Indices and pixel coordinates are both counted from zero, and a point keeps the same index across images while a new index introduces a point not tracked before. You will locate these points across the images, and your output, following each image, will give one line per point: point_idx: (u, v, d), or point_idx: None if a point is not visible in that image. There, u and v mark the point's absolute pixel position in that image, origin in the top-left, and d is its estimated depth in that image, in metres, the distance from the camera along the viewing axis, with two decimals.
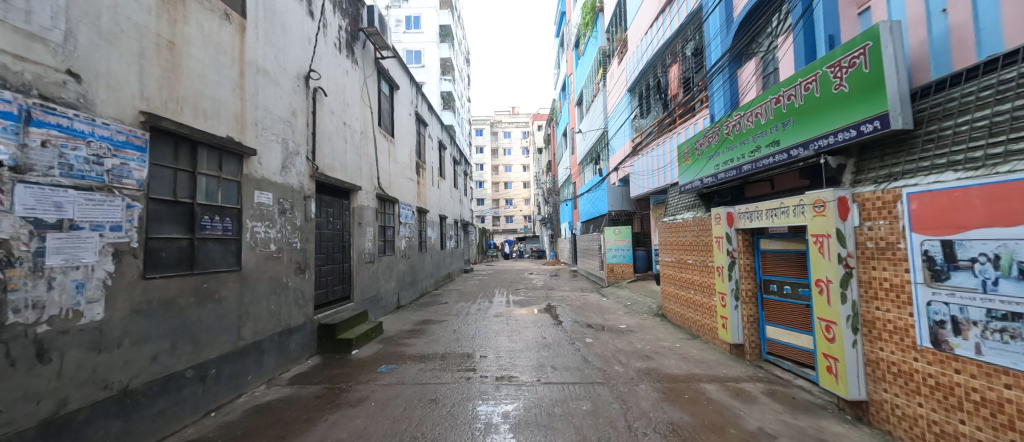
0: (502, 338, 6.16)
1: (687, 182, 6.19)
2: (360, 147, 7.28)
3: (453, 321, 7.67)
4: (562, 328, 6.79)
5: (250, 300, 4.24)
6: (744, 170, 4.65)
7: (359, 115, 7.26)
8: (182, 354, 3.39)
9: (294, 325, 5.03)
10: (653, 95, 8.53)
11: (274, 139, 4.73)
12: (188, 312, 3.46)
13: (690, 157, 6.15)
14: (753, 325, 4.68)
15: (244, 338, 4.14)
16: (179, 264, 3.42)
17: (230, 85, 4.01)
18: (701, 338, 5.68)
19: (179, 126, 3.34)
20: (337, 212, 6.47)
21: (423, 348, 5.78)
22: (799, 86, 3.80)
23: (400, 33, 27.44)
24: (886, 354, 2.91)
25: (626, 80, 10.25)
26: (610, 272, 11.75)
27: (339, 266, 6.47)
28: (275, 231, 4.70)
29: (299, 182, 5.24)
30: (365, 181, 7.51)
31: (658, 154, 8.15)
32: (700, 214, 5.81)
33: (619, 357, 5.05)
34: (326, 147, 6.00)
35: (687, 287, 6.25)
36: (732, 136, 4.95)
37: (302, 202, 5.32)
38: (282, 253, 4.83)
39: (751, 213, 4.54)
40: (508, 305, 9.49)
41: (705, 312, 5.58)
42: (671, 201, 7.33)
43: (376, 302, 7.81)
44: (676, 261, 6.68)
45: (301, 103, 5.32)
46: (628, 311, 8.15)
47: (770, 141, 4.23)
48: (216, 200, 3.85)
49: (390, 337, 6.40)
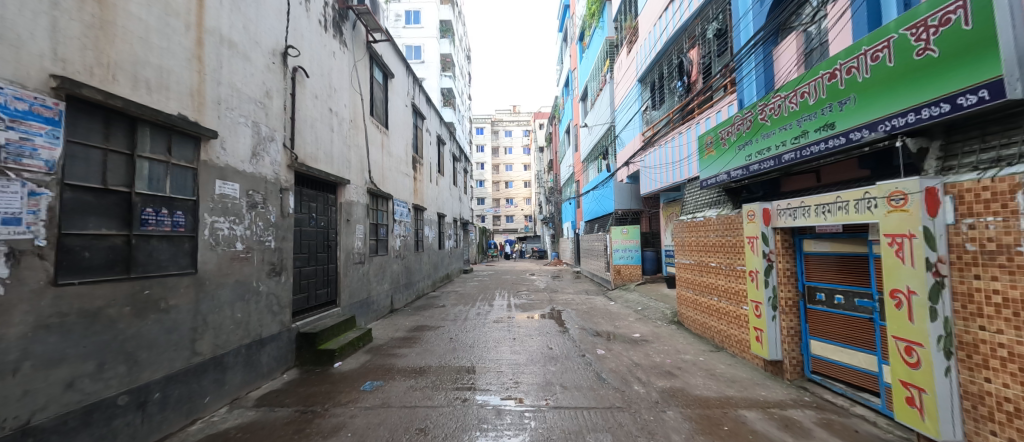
0: (504, 349, 5.51)
1: (710, 176, 5.55)
2: (348, 137, 6.64)
3: (450, 328, 7.01)
4: (569, 337, 6.16)
5: (209, 308, 3.61)
6: (785, 160, 4.03)
7: (348, 102, 6.63)
8: (114, 377, 2.77)
9: (266, 335, 4.40)
10: (668, 83, 7.92)
11: (243, 122, 4.10)
12: (122, 325, 2.83)
13: (715, 148, 5.51)
14: (794, 338, 4.05)
15: (201, 354, 3.50)
16: (110, 267, 2.80)
17: (183, 54, 3.38)
18: (727, 352, 5.06)
19: (109, 96, 2.72)
20: (322, 207, 5.84)
21: (415, 360, 5.14)
22: (862, 56, 3.16)
23: (400, 28, 26.82)
24: (997, 388, 2.28)
25: (636, 70, 9.62)
26: (617, 274, 11.09)
27: (324, 267, 5.83)
28: (242, 227, 4.06)
29: (274, 172, 4.61)
30: (354, 174, 6.87)
31: (674, 146, 7.53)
32: (726, 212, 5.19)
33: (637, 373, 4.41)
34: (308, 134, 5.37)
35: (709, 293, 5.63)
36: (769, 122, 4.33)
37: (278, 195, 4.68)
38: (252, 253, 4.19)
39: (794, 210, 3.90)
40: (509, 309, 8.83)
41: (733, 322, 4.97)
42: (687, 197, 6.69)
43: (366, 306, 7.18)
44: (695, 263, 6.06)
45: (276, 82, 4.69)
46: (639, 318, 7.50)
47: (819, 126, 3.60)
48: (165, 190, 3.22)
49: (379, 347, 5.75)
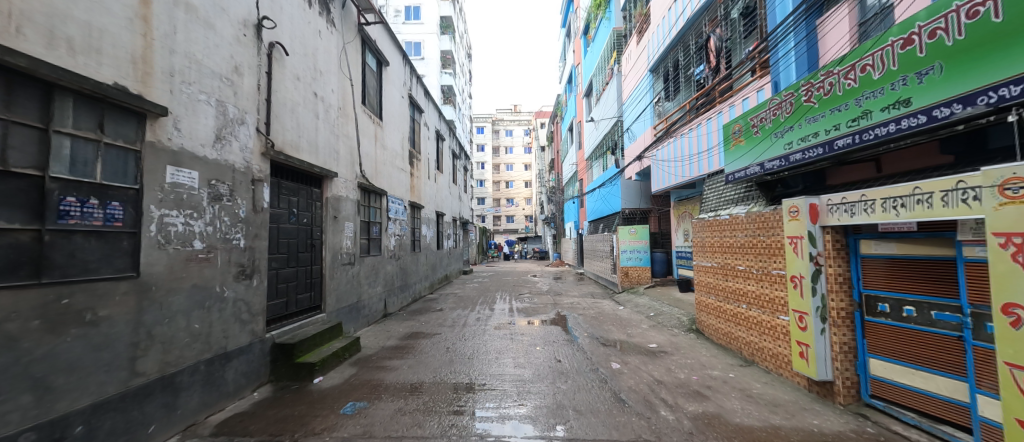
0: (507, 362, 4.88)
1: (738, 169, 4.96)
2: (336, 126, 6.04)
3: (447, 336, 6.39)
4: (578, 347, 5.56)
5: (156, 319, 3.01)
6: (838, 147, 3.46)
7: (336, 87, 6.03)
8: (14, 410, 2.18)
9: (233, 348, 3.80)
10: (685, 71, 7.33)
11: (205, 100, 3.51)
12: (28, 343, 2.23)
13: (746, 137, 4.93)
14: (848, 356, 3.47)
15: (144, 374, 2.91)
16: (12, 269, 2.21)
17: (121, 10, 2.78)
18: (760, 367, 4.48)
19: (7, 52, 2.14)
20: (304, 202, 5.24)
21: (407, 375, 4.52)
22: (953, 13, 2.56)
23: (400, 24, 26.30)
24: None
25: (647, 59, 9.03)
26: (625, 276, 10.46)
27: (306, 269, 5.23)
28: (202, 223, 3.47)
29: (244, 161, 4.00)
30: (343, 166, 6.27)
31: (691, 139, 6.94)
32: (758, 208, 4.59)
33: (662, 394, 3.81)
34: (288, 119, 4.77)
35: (735, 299, 5.05)
36: (816, 104, 3.74)
37: (249, 186, 4.08)
38: (214, 253, 3.60)
39: (850, 206, 3.31)
40: (510, 314, 8.23)
41: (768, 334, 4.39)
42: (707, 193, 6.09)
43: (356, 311, 6.58)
44: (719, 266, 5.47)
45: (248, 57, 4.09)
46: (653, 324, 6.89)
47: (887, 104, 3.02)
48: (95, 175, 2.63)
49: (367, 358, 5.16)
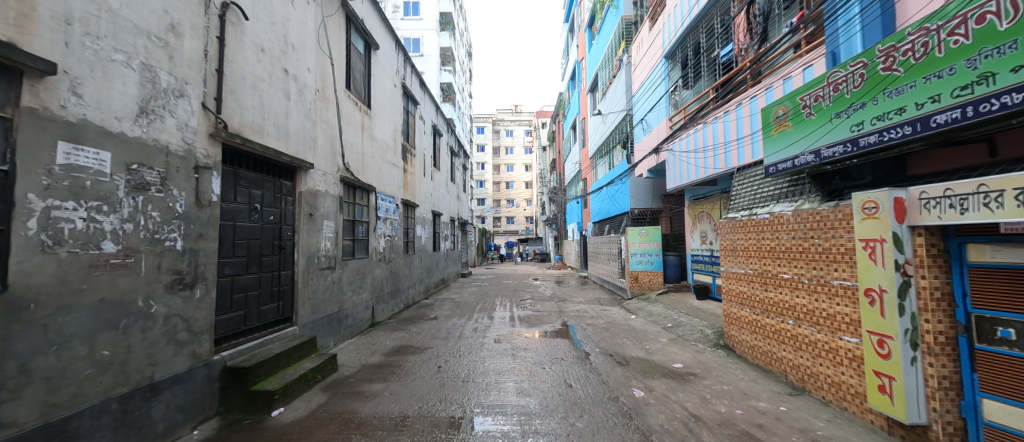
0: (509, 388, 4.08)
1: (785, 159, 4.21)
2: (314, 111, 5.27)
3: (440, 351, 5.59)
4: (591, 367, 4.77)
5: (36, 349, 2.23)
6: (934, 126, 2.69)
7: (313, 65, 5.27)
8: None
9: (165, 377, 3.01)
10: (710, 54, 6.58)
11: (122, 61, 2.74)
12: None
13: (795, 120, 4.18)
14: (950, 394, 2.68)
15: (12, 424, 2.12)
16: None
17: None
18: (814, 396, 3.71)
19: None
20: (270, 196, 4.46)
21: (387, 405, 3.72)
22: None
23: (399, 19, 25.58)
24: None
25: (661, 45, 8.29)
26: (634, 281, 9.67)
27: (271, 276, 4.44)
28: (116, 219, 2.68)
29: (184, 143, 3.22)
30: (322, 157, 5.50)
31: (718, 129, 6.16)
32: (812, 204, 3.81)
33: (704, 437, 3.02)
34: (248, 97, 4.00)
35: (778, 313, 4.28)
36: (901, 71, 2.95)
37: (192, 174, 3.30)
38: (136, 258, 2.81)
39: (959, 201, 2.52)
40: (511, 324, 7.43)
41: (825, 357, 3.62)
42: (737, 189, 5.31)
43: (337, 322, 5.79)
44: (756, 273, 4.69)
45: (191, 14, 3.30)
46: (673, 338, 6.10)
47: (1020, 63, 2.24)
48: None
49: (343, 380, 4.36)
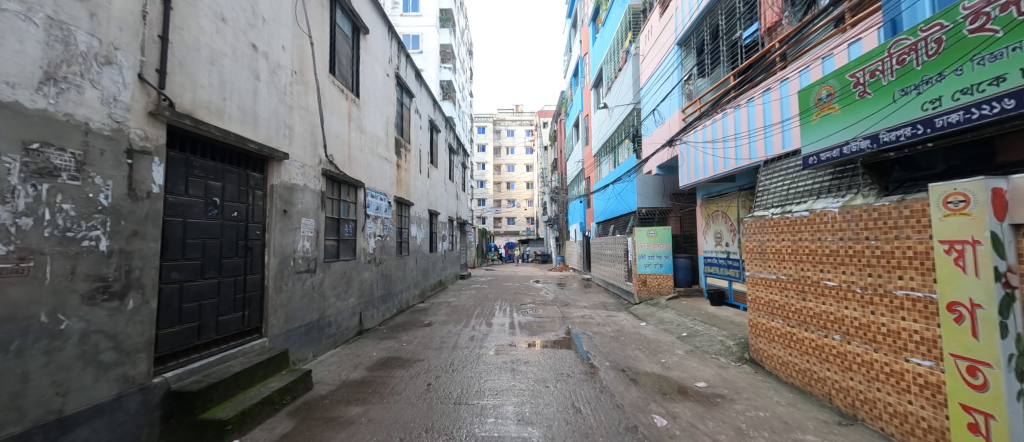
0: (508, 414, 3.49)
1: (830, 148, 3.62)
2: (289, 95, 4.68)
3: (432, 364, 5.00)
4: (601, 386, 4.16)
5: None
6: None
7: (289, 42, 4.69)
8: None
9: (80, 409, 2.43)
10: (732, 37, 6.00)
11: (16, 12, 2.18)
12: None
13: (844, 102, 3.72)
14: None
15: None
16: None
17: None
18: (869, 427, 3.11)
19: None
20: (234, 190, 3.88)
21: (363, 435, 3.12)
22: None
23: (399, 15, 24.92)
24: None
25: (673, 30, 7.71)
26: (642, 285, 9.08)
27: (234, 281, 3.86)
28: (5, 212, 2.13)
29: (112, 121, 2.64)
30: (300, 147, 4.91)
31: (742, 118, 5.58)
32: (868, 198, 3.23)
33: None
34: (205, 73, 3.43)
35: (819, 327, 3.68)
36: (1000, 31, 2.54)
37: (126, 160, 2.72)
38: (35, 261, 2.24)
39: None
40: (511, 332, 6.82)
41: (885, 381, 3.02)
42: (765, 184, 4.72)
43: (316, 331, 5.19)
44: (790, 279, 4.08)
45: None
46: (691, 350, 5.49)
47: None
48: None
49: (317, 402, 3.77)
